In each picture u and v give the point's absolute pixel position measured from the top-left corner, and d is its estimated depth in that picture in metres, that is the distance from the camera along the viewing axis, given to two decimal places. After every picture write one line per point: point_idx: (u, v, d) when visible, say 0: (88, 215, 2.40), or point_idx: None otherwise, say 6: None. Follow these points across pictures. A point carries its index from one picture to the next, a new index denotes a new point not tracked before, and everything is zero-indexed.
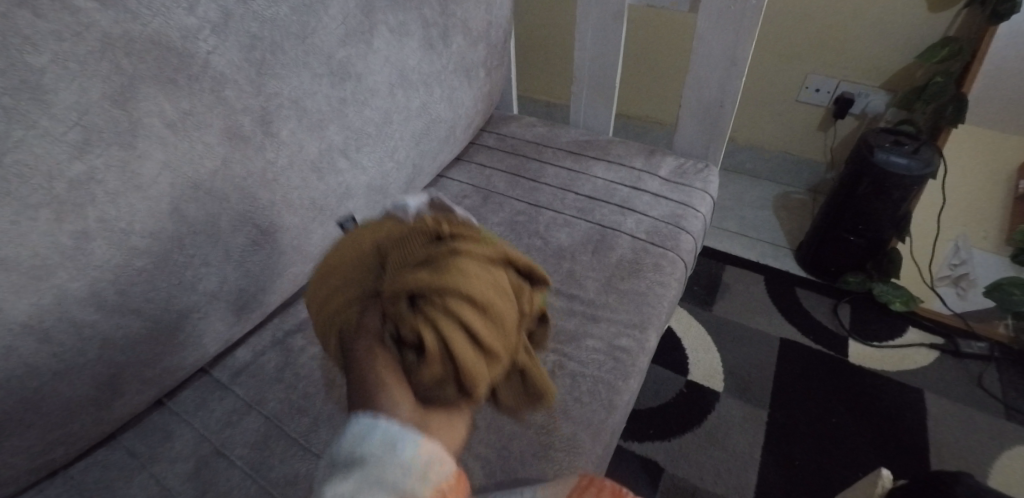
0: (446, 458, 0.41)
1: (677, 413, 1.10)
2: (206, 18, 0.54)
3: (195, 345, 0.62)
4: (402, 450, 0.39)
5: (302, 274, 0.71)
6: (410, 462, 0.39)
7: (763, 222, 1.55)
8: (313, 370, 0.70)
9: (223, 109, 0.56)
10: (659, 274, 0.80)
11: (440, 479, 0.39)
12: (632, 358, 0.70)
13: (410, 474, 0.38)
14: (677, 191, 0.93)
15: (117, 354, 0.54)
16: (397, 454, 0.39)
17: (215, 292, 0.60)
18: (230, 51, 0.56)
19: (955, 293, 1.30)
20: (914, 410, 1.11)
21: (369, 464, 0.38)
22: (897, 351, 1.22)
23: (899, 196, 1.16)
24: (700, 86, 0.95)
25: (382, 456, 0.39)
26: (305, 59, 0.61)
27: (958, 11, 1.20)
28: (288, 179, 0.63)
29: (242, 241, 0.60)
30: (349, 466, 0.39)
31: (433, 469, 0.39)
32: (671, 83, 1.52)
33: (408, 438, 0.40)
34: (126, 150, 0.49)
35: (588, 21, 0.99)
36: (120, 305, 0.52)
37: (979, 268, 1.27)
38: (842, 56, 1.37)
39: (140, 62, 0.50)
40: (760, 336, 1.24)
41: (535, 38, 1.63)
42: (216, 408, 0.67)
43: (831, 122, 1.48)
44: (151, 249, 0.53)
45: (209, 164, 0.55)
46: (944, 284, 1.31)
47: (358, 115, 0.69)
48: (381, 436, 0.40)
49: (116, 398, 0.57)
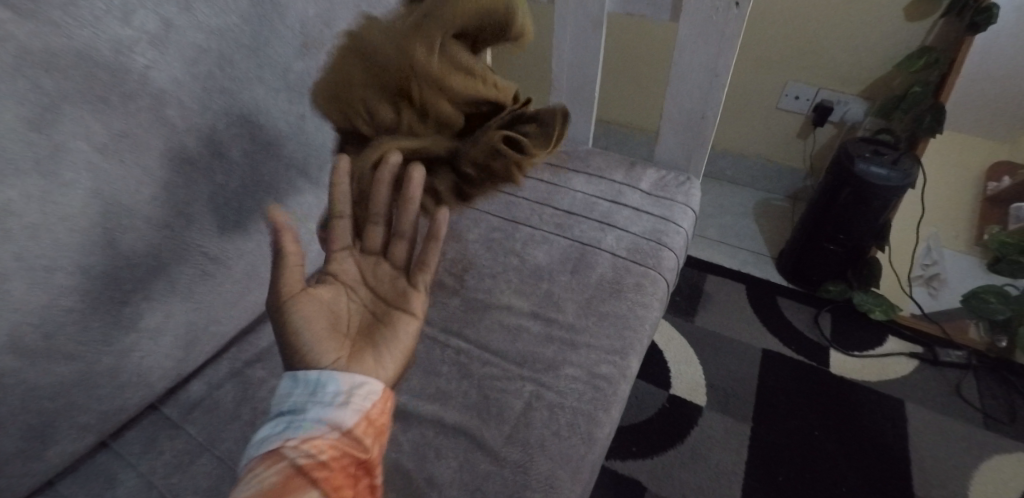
0: (368, 381, 0.54)
1: (660, 429, 1.08)
2: (143, 29, 0.48)
3: (139, 384, 0.57)
4: (323, 388, 0.52)
5: (260, 301, 0.66)
6: (335, 392, 0.52)
7: (743, 229, 1.54)
8: (273, 404, 0.65)
9: (163, 129, 0.51)
10: (641, 295, 0.77)
11: (363, 402, 0.53)
12: (613, 387, 0.67)
13: (336, 398, 0.52)
14: (659, 205, 0.90)
15: (46, 401, 0.49)
16: (319, 392, 0.52)
17: (159, 328, 0.55)
18: (171, 65, 0.50)
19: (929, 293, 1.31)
20: (895, 421, 1.10)
21: (298, 401, 0.51)
22: (877, 360, 1.21)
23: (879, 207, 1.15)
24: (682, 97, 0.92)
25: (312, 391, 0.52)
26: (258, 73, 0.57)
27: (935, 21, 1.19)
28: (241, 202, 0.58)
29: (189, 270, 0.55)
30: (285, 406, 0.52)
31: (354, 393, 0.53)
32: (651, 90, 1.49)
33: (329, 376, 0.53)
34: (48, 178, 0.44)
35: (565, 28, 0.95)
36: (46, 349, 0.47)
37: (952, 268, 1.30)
38: (820, 64, 1.35)
39: (64, 79, 0.44)
40: (742, 347, 1.22)
41: (512, 43, 1.59)
42: (165, 449, 0.62)
43: (810, 129, 1.47)
44: (82, 286, 0.48)
45: (148, 190, 0.50)
46: (918, 284, 1.32)
47: (319, 131, 0.64)
48: (303, 381, 0.52)
49: (47, 448, 0.52)
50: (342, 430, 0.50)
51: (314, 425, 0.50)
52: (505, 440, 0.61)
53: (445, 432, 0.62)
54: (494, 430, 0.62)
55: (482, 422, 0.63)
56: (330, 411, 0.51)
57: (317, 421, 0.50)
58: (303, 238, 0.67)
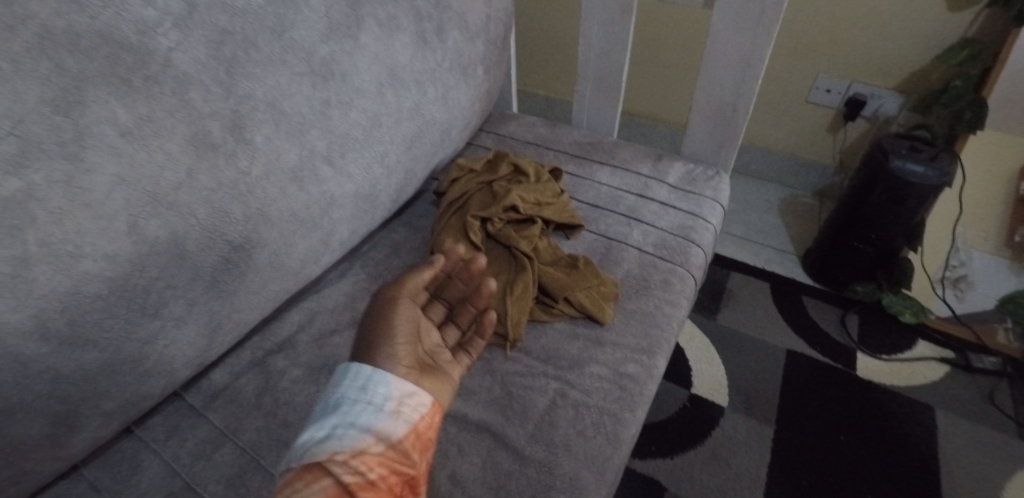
0: (418, 393, 0.54)
1: (681, 428, 1.05)
2: (167, 11, 0.47)
3: (161, 373, 0.56)
4: (374, 389, 0.52)
5: (282, 291, 0.65)
6: (384, 397, 0.52)
7: (769, 226, 1.50)
8: (294, 395, 0.65)
9: (188, 114, 0.49)
10: (669, 292, 0.74)
11: (412, 414, 0.52)
12: (640, 386, 0.65)
13: (383, 404, 0.51)
14: (687, 200, 0.88)
15: (70, 389, 0.48)
16: (369, 393, 0.52)
17: (183, 316, 0.54)
18: (196, 48, 0.49)
19: (953, 296, 1.25)
20: (925, 428, 1.07)
21: (348, 402, 0.51)
22: (906, 364, 1.18)
23: (913, 205, 1.11)
24: (714, 87, 0.89)
25: (363, 388, 0.52)
26: (282, 56, 0.55)
27: (980, 10, 1.14)
28: (264, 190, 0.57)
29: (213, 259, 0.54)
30: (334, 404, 0.51)
31: (405, 402, 0.52)
32: (678, 81, 1.46)
33: (382, 377, 0.53)
34: (72, 162, 0.43)
35: (593, 15, 0.92)
36: (70, 337, 0.46)
37: (978, 272, 1.22)
38: (855, 56, 1.31)
39: (88, 62, 0.44)
40: (766, 347, 1.19)
41: (537, 32, 1.57)
42: (187, 438, 0.61)
43: (841, 124, 1.42)
44: (106, 274, 0.47)
45: (172, 177, 0.49)
46: (942, 285, 1.26)
47: (344, 118, 0.62)
48: (357, 378, 0.53)
49: (71, 434, 0.51)
50: (390, 442, 0.49)
51: (359, 432, 0.49)
52: (529, 439, 0.60)
53: (469, 428, 0.61)
54: (518, 428, 0.61)
55: (506, 419, 0.62)
56: (379, 420, 0.50)
57: (365, 427, 0.49)
58: (326, 227, 0.66)
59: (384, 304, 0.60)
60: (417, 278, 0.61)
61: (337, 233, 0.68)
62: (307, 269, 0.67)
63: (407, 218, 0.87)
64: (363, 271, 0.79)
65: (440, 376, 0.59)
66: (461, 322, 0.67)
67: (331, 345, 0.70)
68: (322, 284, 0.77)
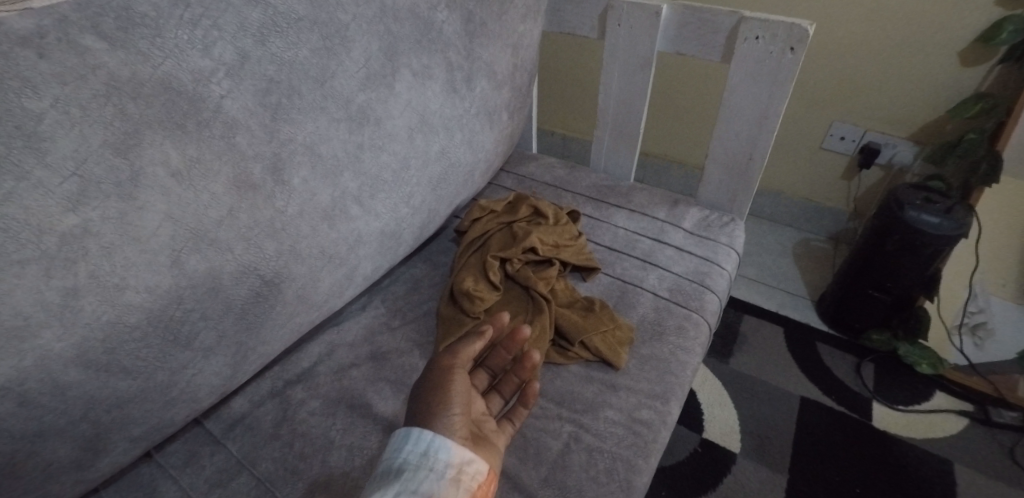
0: (476, 461, 0.54)
1: (692, 474, 1.04)
2: (221, 61, 0.51)
3: (188, 400, 0.58)
4: (434, 455, 0.53)
5: (306, 323, 0.67)
6: (444, 464, 0.53)
7: (783, 271, 1.50)
8: (311, 426, 0.66)
9: (232, 156, 0.52)
10: (683, 339, 0.75)
11: (470, 483, 0.53)
12: (654, 433, 0.65)
13: (444, 472, 0.53)
14: (702, 246, 0.89)
15: (102, 414, 0.50)
16: (429, 460, 0.53)
17: (212, 346, 0.56)
18: (244, 95, 0.53)
19: (973, 344, 1.24)
20: (944, 485, 1.04)
21: (411, 467, 0.52)
22: (922, 416, 1.16)
23: (929, 255, 1.11)
24: (732, 136, 0.92)
25: (424, 454, 0.53)
26: (322, 103, 0.59)
27: (992, 67, 1.17)
28: (297, 228, 0.59)
29: (245, 292, 0.57)
30: (398, 468, 0.53)
31: (463, 470, 0.53)
32: (697, 125, 1.49)
33: (442, 443, 0.54)
34: (125, 200, 0.46)
35: (614, 64, 0.96)
36: (109, 364, 0.48)
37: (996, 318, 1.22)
38: (869, 106, 1.33)
39: (147, 107, 0.47)
40: (779, 393, 1.19)
41: (558, 74, 1.61)
42: (205, 465, 0.62)
43: (855, 171, 1.44)
44: (147, 305, 0.49)
45: (214, 215, 0.52)
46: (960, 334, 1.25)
47: (375, 161, 0.65)
48: (418, 443, 0.54)
49: (99, 458, 0.53)
50: None
51: None
52: (542, 482, 0.60)
53: None
54: (531, 471, 0.61)
55: (519, 461, 0.62)
56: (439, 487, 0.51)
57: (427, 496, 0.51)
58: (352, 263, 0.68)
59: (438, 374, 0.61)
60: (470, 347, 0.62)
61: (361, 269, 0.70)
62: (331, 302, 0.69)
63: (427, 254, 0.89)
64: (383, 305, 0.81)
65: (490, 446, 0.59)
66: (506, 392, 0.67)
67: (349, 378, 0.71)
68: (342, 317, 0.79)
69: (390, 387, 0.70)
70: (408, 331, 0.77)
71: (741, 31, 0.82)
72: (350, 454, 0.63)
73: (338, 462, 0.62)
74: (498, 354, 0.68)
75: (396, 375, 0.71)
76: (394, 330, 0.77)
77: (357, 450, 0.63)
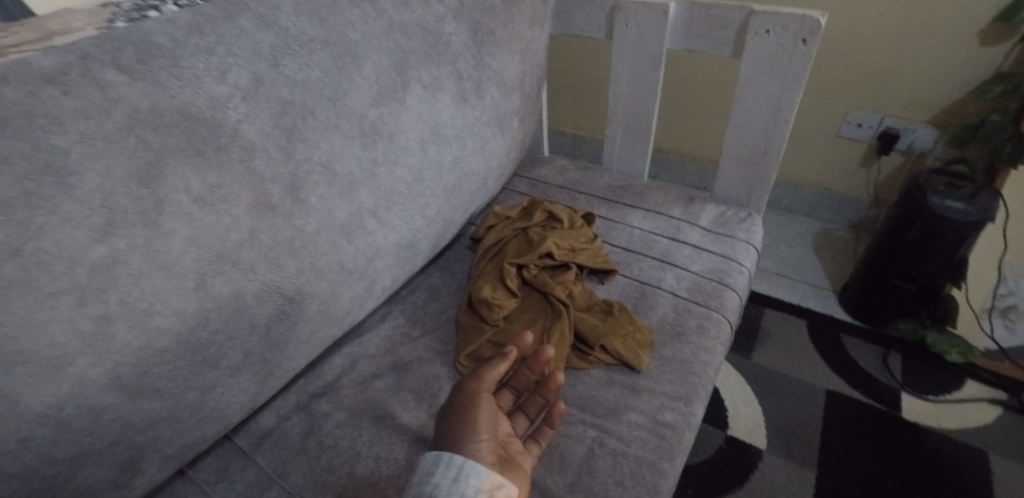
0: (504, 485, 0.55)
1: (718, 472, 1.03)
2: (236, 86, 0.52)
3: (217, 418, 0.59)
4: (466, 480, 0.54)
5: (328, 337, 0.68)
6: (476, 488, 0.54)
7: (803, 262, 1.48)
8: (338, 439, 0.67)
9: (251, 179, 0.53)
10: (705, 338, 0.75)
11: None
12: (678, 436, 0.65)
13: (475, 497, 0.53)
14: (720, 243, 0.88)
15: (137, 435, 0.52)
16: (461, 485, 0.54)
17: (239, 364, 0.58)
18: (260, 118, 0.54)
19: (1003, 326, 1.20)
20: (980, 477, 1.02)
21: (443, 493, 0.53)
22: (954, 406, 1.13)
23: (954, 242, 1.08)
24: (746, 131, 0.91)
25: (455, 479, 0.54)
26: (336, 122, 0.59)
27: (1014, 46, 1.14)
28: (316, 245, 0.60)
29: (268, 311, 0.58)
30: (430, 493, 0.53)
31: (494, 495, 0.54)
32: (710, 119, 1.47)
33: (472, 469, 0.55)
34: (151, 228, 0.47)
35: (623, 64, 0.95)
36: (141, 387, 0.50)
37: None
38: (886, 91, 1.31)
39: (168, 137, 0.48)
40: (804, 388, 1.17)
41: (567, 74, 1.61)
42: (237, 480, 0.64)
43: (874, 158, 1.41)
44: (176, 328, 0.50)
45: (237, 237, 0.53)
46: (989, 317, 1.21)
47: (390, 175, 0.66)
48: (449, 467, 0.55)
49: (136, 477, 0.54)
50: None
51: None
52: (568, 488, 0.61)
53: None
54: (556, 477, 0.62)
55: (544, 468, 0.63)
56: None
57: None
58: (371, 276, 0.69)
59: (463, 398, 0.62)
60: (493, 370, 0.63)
61: (380, 281, 0.71)
62: (352, 316, 0.70)
63: (444, 262, 0.90)
64: (403, 316, 0.82)
65: (518, 469, 0.60)
66: (531, 411, 0.67)
67: (372, 389, 0.72)
68: (363, 329, 0.80)
69: (414, 397, 0.71)
70: (428, 341, 0.77)
71: (751, 25, 0.81)
72: (377, 465, 0.64)
73: (366, 474, 0.63)
74: (521, 373, 0.69)
75: (418, 385, 0.72)
76: (415, 340, 0.78)
77: (383, 462, 0.64)
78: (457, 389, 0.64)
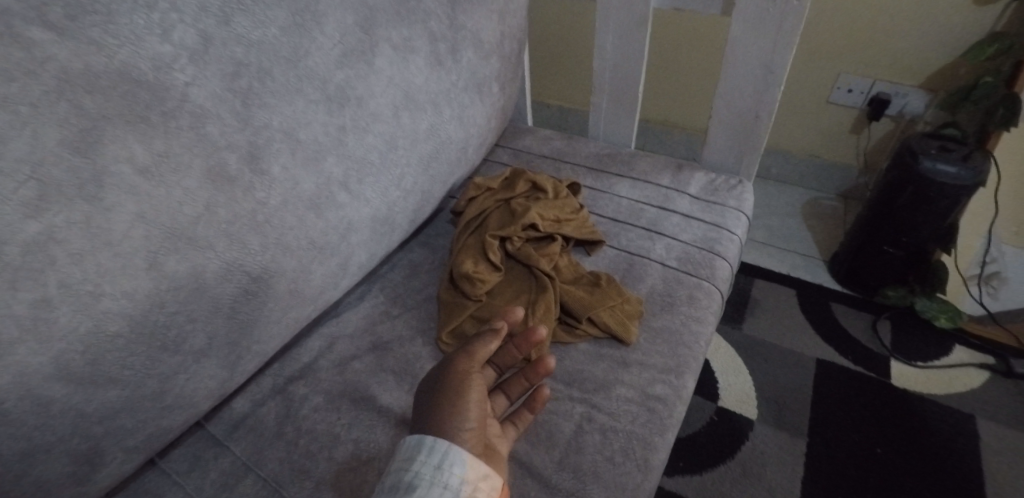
0: (491, 475, 0.54)
1: (709, 443, 1.02)
2: (182, 45, 0.47)
3: (184, 406, 0.56)
4: (449, 469, 0.52)
5: (302, 317, 0.65)
6: (459, 479, 0.52)
7: (793, 231, 1.46)
8: (316, 423, 0.64)
9: (204, 148, 0.49)
10: (695, 308, 0.72)
11: None
12: (669, 409, 0.63)
13: (459, 488, 0.52)
14: (709, 211, 0.85)
15: (93, 426, 0.48)
16: (443, 475, 0.52)
17: (203, 349, 0.54)
18: (211, 81, 0.49)
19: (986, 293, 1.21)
20: (967, 441, 1.02)
21: (424, 483, 0.51)
22: (943, 372, 1.13)
23: (945, 206, 1.06)
24: (736, 94, 0.87)
25: (438, 468, 0.52)
26: (297, 85, 0.55)
27: (1008, 3, 1.10)
28: (282, 219, 0.56)
29: (232, 291, 0.54)
30: (409, 483, 0.52)
31: (478, 486, 0.53)
32: (698, 85, 1.43)
33: (456, 456, 0.53)
34: (91, 203, 0.43)
35: (608, 25, 0.91)
36: (92, 376, 0.46)
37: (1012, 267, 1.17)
38: (877, 54, 1.27)
39: (105, 101, 0.44)
40: (795, 357, 1.16)
41: (550, 42, 1.55)
42: (210, 469, 0.60)
43: (864, 124, 1.38)
44: (128, 312, 0.46)
45: (191, 212, 0.49)
46: (973, 284, 1.21)
47: (360, 143, 0.62)
48: (432, 454, 0.53)
49: (97, 470, 0.51)
50: None
51: None
52: (556, 466, 0.58)
53: None
54: (544, 455, 0.59)
55: (531, 445, 0.60)
56: None
57: None
58: (345, 252, 0.65)
59: (452, 377, 0.59)
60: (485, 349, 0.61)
61: (355, 257, 0.67)
62: (327, 294, 0.66)
63: (424, 237, 0.86)
64: (382, 294, 0.78)
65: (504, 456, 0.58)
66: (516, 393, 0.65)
67: (351, 371, 0.69)
68: (341, 309, 0.76)
69: (394, 377, 0.68)
70: (409, 318, 0.74)
71: None
72: (357, 449, 0.61)
73: (345, 458, 0.60)
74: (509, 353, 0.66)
75: (399, 364, 0.69)
76: (395, 318, 0.75)
77: (364, 445, 0.61)
78: (444, 368, 0.61)
